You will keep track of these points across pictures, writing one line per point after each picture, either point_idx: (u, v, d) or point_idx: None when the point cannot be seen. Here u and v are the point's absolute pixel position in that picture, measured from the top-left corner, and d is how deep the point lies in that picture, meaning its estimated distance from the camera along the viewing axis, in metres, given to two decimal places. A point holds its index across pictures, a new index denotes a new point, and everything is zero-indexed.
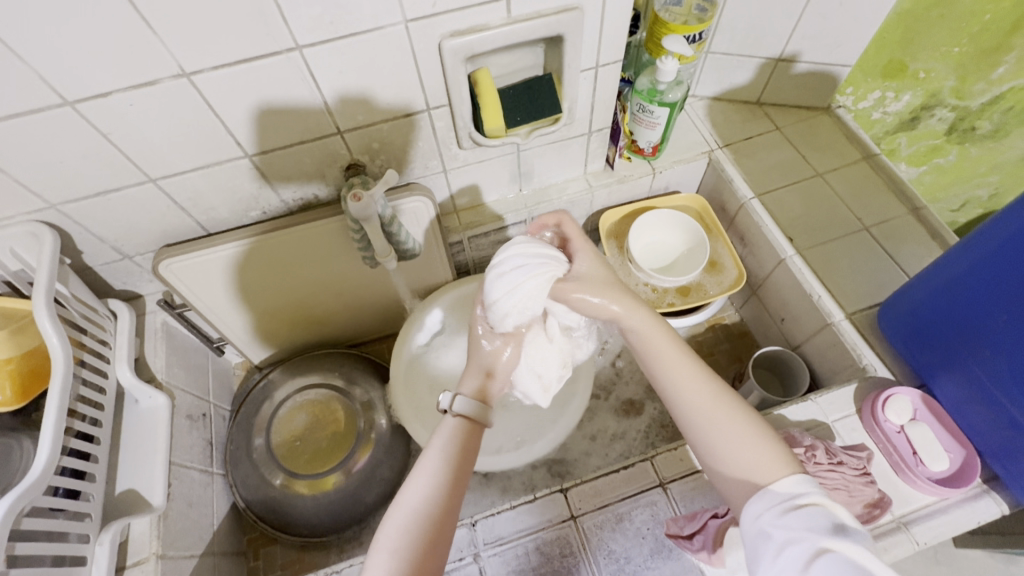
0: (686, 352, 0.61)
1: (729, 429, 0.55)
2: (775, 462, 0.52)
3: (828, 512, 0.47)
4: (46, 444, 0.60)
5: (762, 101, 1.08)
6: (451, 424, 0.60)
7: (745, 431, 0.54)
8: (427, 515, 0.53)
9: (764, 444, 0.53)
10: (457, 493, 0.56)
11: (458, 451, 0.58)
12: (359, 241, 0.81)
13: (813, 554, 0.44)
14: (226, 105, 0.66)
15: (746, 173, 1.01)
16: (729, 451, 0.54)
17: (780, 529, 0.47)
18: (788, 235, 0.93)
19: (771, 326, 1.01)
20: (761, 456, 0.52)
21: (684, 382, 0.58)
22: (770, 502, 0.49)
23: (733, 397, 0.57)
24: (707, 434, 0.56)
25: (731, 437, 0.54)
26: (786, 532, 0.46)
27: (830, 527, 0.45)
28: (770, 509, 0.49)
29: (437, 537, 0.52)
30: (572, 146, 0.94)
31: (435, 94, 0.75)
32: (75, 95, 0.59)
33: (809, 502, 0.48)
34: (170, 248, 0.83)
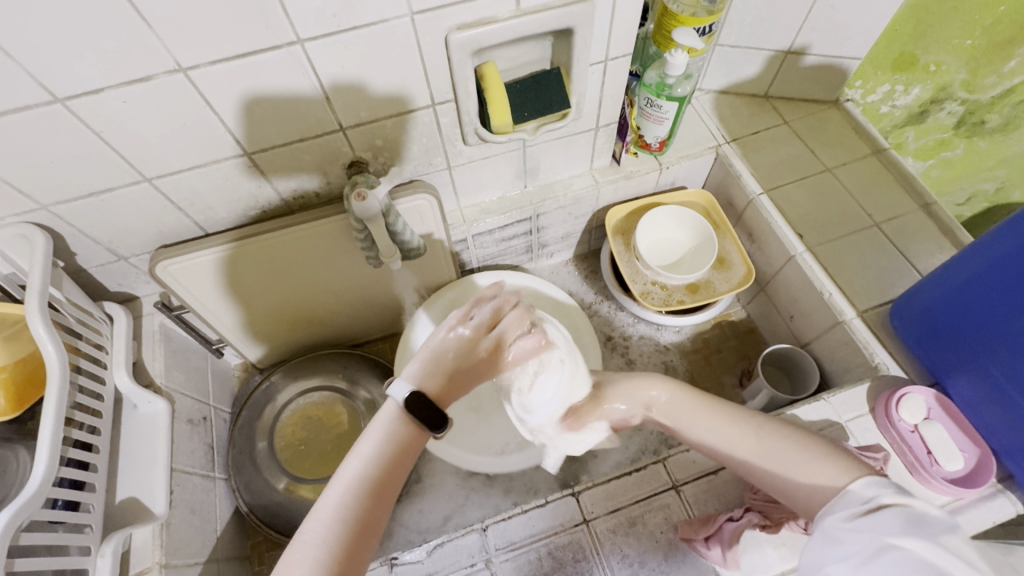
0: (705, 401, 0.67)
1: (777, 454, 0.59)
2: (837, 472, 0.55)
3: (905, 510, 0.47)
4: (43, 455, 0.58)
5: (769, 94, 1.07)
6: (392, 417, 0.58)
7: (798, 452, 0.58)
8: (349, 517, 0.52)
9: (821, 461, 0.56)
10: (383, 500, 0.55)
11: (390, 454, 0.57)
12: (363, 241, 0.79)
13: (880, 548, 0.45)
14: (226, 103, 0.64)
15: (754, 168, 1.00)
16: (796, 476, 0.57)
17: (848, 531, 0.48)
18: (798, 232, 0.92)
19: (780, 324, 1.00)
20: (823, 470, 0.55)
21: (724, 433, 0.63)
22: (843, 507, 0.51)
23: (770, 424, 0.62)
24: (770, 470, 0.59)
25: (784, 459, 0.58)
26: (858, 528, 0.48)
27: (905, 524, 0.46)
28: (850, 508, 0.50)
29: (355, 544, 0.52)
30: (579, 142, 0.92)
31: (440, 89, 0.73)
32: (66, 92, 0.57)
33: (884, 502, 0.49)
34: (166, 248, 0.80)
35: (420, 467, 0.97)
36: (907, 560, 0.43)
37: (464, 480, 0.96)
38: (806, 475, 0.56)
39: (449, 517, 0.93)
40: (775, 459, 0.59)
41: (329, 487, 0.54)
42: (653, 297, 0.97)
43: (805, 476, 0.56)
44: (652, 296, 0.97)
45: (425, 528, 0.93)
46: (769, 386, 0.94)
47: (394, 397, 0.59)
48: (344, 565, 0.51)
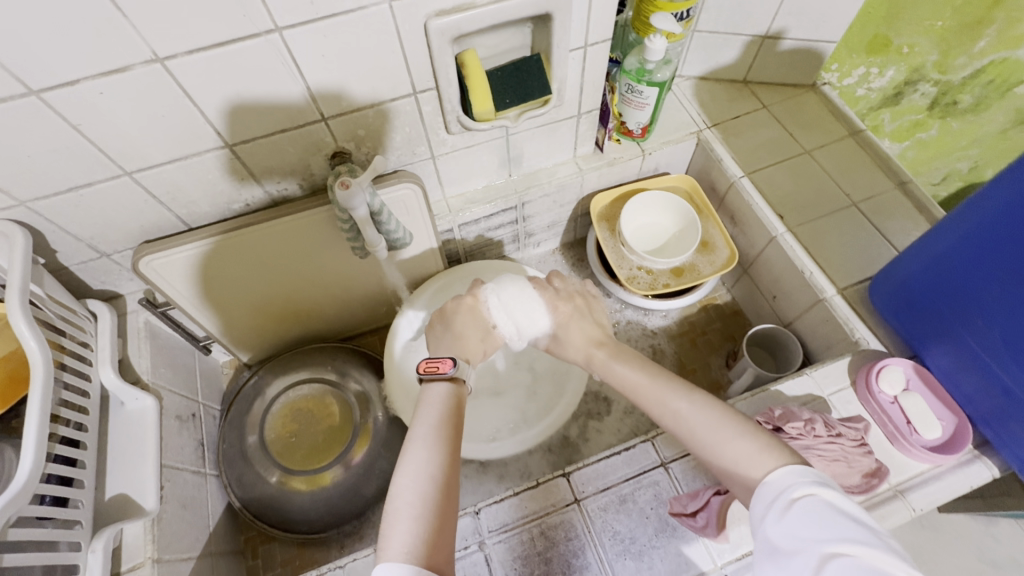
0: (645, 370, 0.63)
1: (702, 424, 0.55)
2: (759, 455, 0.50)
3: (824, 504, 0.44)
4: (29, 451, 0.57)
5: (748, 79, 1.08)
6: (441, 391, 0.59)
7: (725, 424, 0.54)
8: (432, 479, 0.51)
9: (745, 438, 0.52)
10: (456, 460, 0.54)
11: (444, 420, 0.56)
12: (348, 231, 0.79)
13: (821, 559, 0.41)
14: (204, 93, 0.63)
15: (735, 152, 1.01)
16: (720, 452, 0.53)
17: (784, 539, 0.43)
18: (778, 213, 0.93)
19: (763, 305, 1.02)
20: (744, 448, 0.51)
21: (658, 398, 0.59)
22: (763, 500, 0.47)
23: (709, 394, 0.58)
24: (696, 440, 0.55)
25: (713, 432, 0.54)
26: (788, 532, 0.43)
27: (832, 524, 0.42)
28: (769, 507, 0.46)
29: (445, 511, 0.50)
30: (561, 129, 0.93)
31: (421, 77, 0.73)
32: (41, 84, 0.56)
33: (798, 497, 0.45)
34: (149, 244, 0.79)
35: None
36: (854, 567, 0.39)
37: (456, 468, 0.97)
38: (727, 453, 0.52)
39: None
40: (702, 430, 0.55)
41: (401, 463, 0.52)
42: (639, 281, 0.98)
43: (727, 452, 0.52)
44: (638, 280, 0.98)
45: None
46: (754, 365, 0.96)
47: (427, 376, 0.60)
48: (439, 533, 0.48)
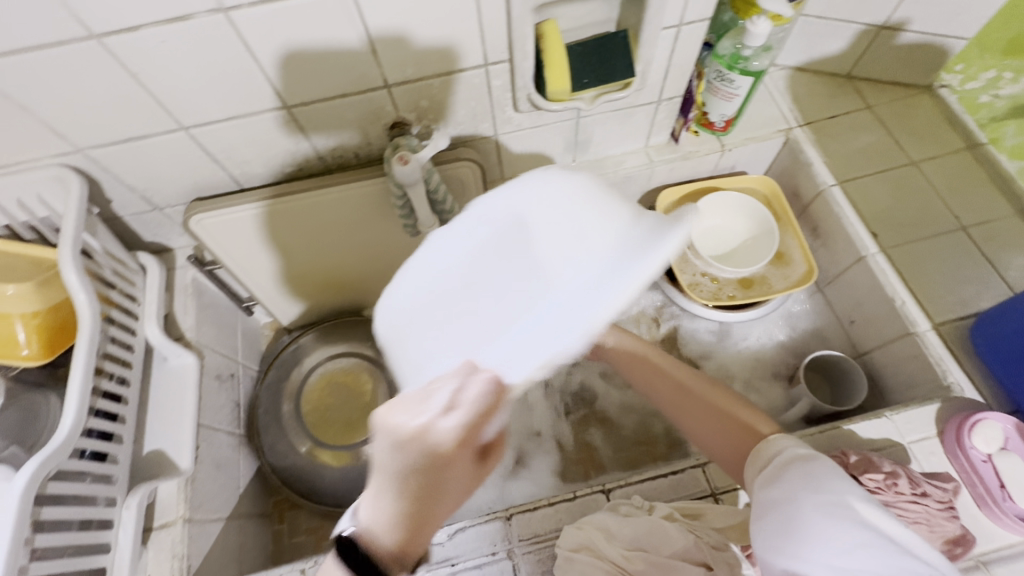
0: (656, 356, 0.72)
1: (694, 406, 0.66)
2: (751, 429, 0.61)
3: (839, 470, 0.52)
4: (71, 408, 0.57)
5: (852, 74, 0.96)
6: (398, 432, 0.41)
7: (725, 409, 0.64)
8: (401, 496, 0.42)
9: (743, 423, 0.62)
10: (427, 527, 0.43)
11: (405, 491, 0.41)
12: (401, 208, 0.73)
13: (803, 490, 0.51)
14: (266, 49, 0.59)
15: (828, 156, 0.91)
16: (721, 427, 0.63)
17: (794, 485, 0.52)
18: (871, 229, 0.84)
19: (837, 329, 0.93)
20: (742, 430, 0.61)
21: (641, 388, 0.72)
22: (767, 459, 0.57)
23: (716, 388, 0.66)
24: (698, 428, 0.65)
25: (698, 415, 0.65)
26: (802, 486, 0.51)
27: (828, 484, 0.51)
28: (788, 459, 0.55)
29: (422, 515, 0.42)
30: (638, 115, 0.85)
31: (496, 47, 0.66)
32: (102, 28, 0.53)
33: (808, 466, 0.53)
34: (202, 202, 0.78)
35: None
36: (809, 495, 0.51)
37: None
38: (730, 432, 0.62)
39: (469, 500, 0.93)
40: (686, 409, 0.66)
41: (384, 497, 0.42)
42: (702, 289, 0.91)
43: (718, 437, 0.63)
44: (701, 288, 0.91)
45: None
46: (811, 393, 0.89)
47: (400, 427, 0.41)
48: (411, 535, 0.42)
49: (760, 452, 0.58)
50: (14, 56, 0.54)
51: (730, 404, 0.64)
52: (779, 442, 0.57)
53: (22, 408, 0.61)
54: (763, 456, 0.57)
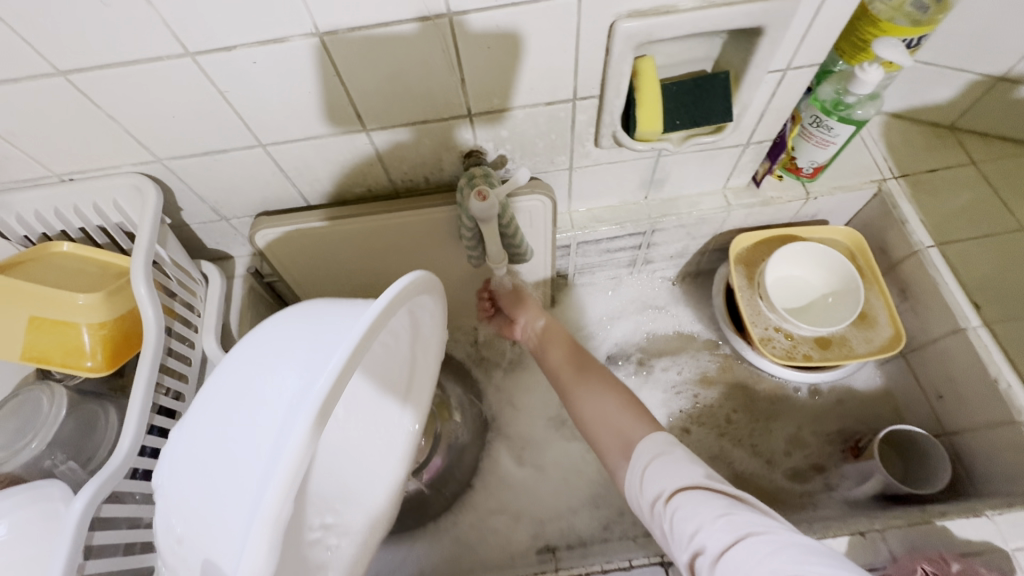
0: (548, 336, 0.81)
1: (582, 378, 0.71)
2: (638, 422, 0.63)
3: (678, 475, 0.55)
4: (129, 430, 0.57)
5: (955, 125, 0.89)
6: None
7: (620, 403, 0.66)
8: None
9: (627, 414, 0.64)
10: None
11: None
12: (469, 240, 0.70)
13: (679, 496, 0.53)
14: (354, 74, 0.57)
15: (925, 213, 0.83)
16: (610, 412, 0.66)
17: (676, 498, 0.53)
18: (972, 300, 0.77)
19: (919, 400, 0.86)
20: (624, 421, 0.64)
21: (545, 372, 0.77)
22: (639, 456, 0.59)
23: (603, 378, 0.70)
24: (584, 409, 0.68)
25: (591, 399, 0.68)
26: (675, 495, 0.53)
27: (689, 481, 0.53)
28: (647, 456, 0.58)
29: None
30: (722, 157, 0.80)
31: (587, 82, 0.63)
32: (198, 46, 0.52)
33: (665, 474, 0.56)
34: (268, 216, 0.77)
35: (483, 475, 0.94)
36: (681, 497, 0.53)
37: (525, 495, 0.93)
38: (618, 421, 0.64)
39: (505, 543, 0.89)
40: (579, 389, 0.71)
41: None
42: (776, 345, 0.85)
43: (598, 417, 0.66)
44: (774, 344, 0.85)
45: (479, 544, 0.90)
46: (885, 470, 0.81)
47: None
48: None
49: (640, 448, 0.59)
50: (111, 69, 0.53)
51: (612, 390, 0.68)
52: (655, 440, 0.59)
53: (81, 417, 0.61)
54: (640, 453, 0.59)
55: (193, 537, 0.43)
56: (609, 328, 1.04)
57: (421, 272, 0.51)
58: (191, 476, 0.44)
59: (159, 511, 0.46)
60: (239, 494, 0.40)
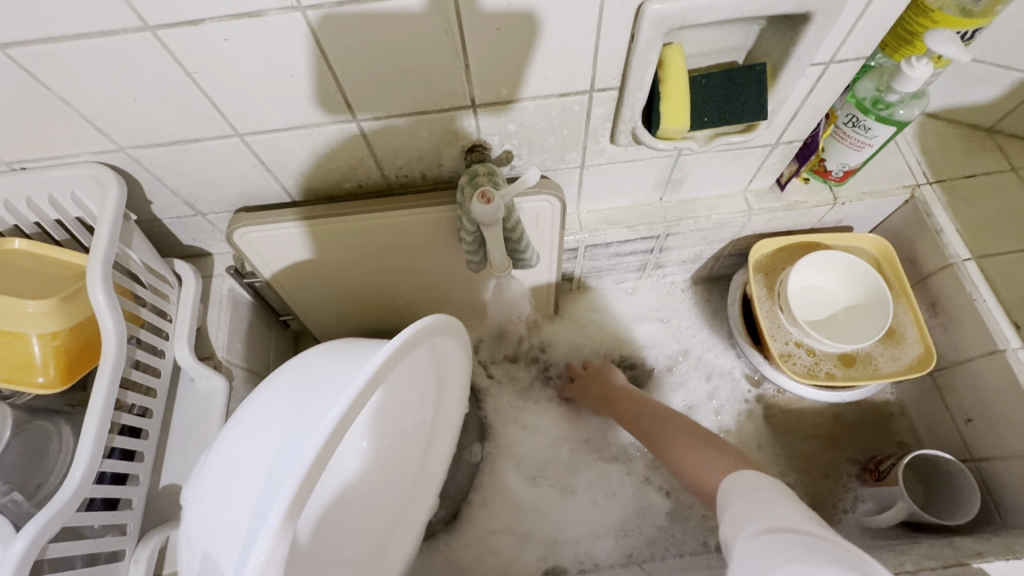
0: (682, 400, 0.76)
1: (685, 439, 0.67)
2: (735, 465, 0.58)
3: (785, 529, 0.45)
4: (82, 460, 0.50)
5: (995, 128, 0.83)
6: None
7: (715, 451, 0.62)
8: None
9: (718, 459, 0.60)
10: None
11: None
12: (470, 245, 0.64)
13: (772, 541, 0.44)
14: (341, 56, 0.50)
15: (962, 223, 0.77)
16: (702, 461, 0.62)
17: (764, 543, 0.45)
18: (1014, 319, 0.71)
19: (944, 421, 0.81)
20: (717, 466, 0.59)
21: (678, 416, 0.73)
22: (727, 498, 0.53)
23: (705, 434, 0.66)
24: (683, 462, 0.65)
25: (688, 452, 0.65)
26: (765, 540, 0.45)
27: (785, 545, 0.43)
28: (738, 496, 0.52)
29: None
30: (746, 157, 0.73)
31: (607, 72, 0.56)
32: (158, 20, 0.45)
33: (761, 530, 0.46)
34: (248, 212, 0.69)
35: (480, 489, 0.89)
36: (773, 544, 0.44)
37: (523, 512, 0.88)
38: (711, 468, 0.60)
39: (502, 563, 0.85)
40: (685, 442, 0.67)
41: None
42: (795, 362, 0.79)
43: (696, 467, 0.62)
44: (794, 360, 0.79)
45: (473, 563, 0.84)
46: (907, 497, 0.76)
47: None
48: None
49: (732, 486, 0.53)
50: (58, 43, 0.46)
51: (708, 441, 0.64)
52: (744, 479, 0.53)
53: (28, 440, 0.57)
54: (730, 493, 0.53)
55: (213, 545, 0.46)
56: (614, 335, 0.98)
57: (434, 316, 0.54)
58: (218, 488, 0.48)
59: (186, 522, 0.50)
60: (247, 516, 0.43)
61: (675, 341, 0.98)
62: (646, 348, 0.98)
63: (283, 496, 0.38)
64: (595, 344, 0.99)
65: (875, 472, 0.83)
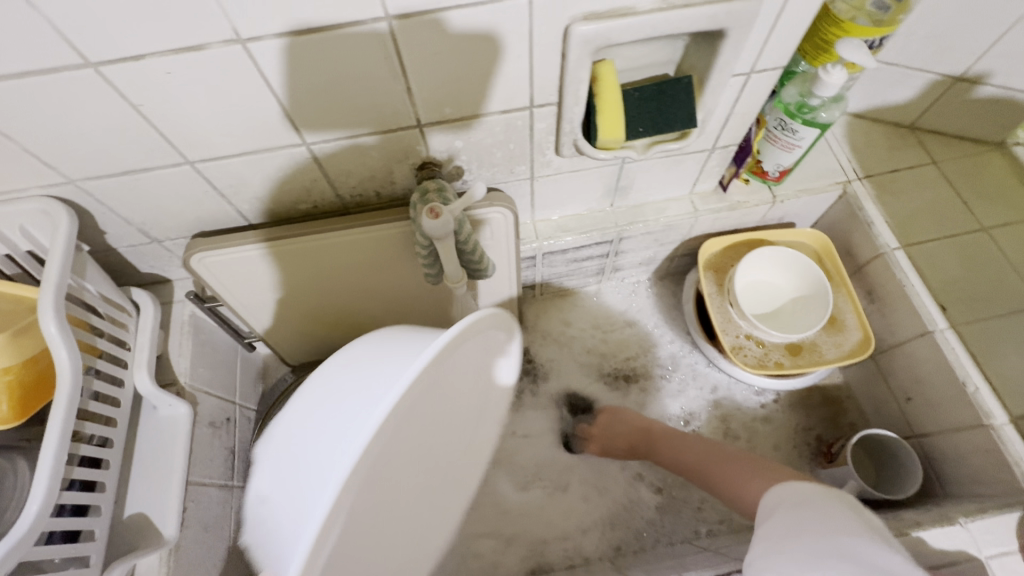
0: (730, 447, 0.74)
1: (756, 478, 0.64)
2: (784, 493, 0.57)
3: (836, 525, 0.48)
4: (37, 497, 0.50)
5: (916, 125, 0.89)
6: None
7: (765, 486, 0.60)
8: None
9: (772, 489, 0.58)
10: None
11: None
12: (425, 258, 0.66)
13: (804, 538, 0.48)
14: (285, 83, 0.52)
15: (890, 215, 0.83)
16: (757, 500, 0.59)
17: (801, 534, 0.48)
18: (939, 302, 0.76)
19: (888, 402, 0.85)
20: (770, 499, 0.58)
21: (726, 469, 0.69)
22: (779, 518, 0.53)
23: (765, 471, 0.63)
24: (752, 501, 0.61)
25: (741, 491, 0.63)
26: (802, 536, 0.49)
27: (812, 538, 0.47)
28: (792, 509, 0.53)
29: None
30: (687, 163, 0.77)
31: (544, 89, 0.59)
32: (99, 56, 0.46)
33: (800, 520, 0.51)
34: (204, 238, 0.70)
35: None
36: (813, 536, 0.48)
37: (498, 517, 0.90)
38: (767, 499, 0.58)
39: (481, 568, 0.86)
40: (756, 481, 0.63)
41: None
42: (746, 354, 0.83)
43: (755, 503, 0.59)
44: (745, 352, 0.83)
45: (450, 571, 0.86)
46: (857, 475, 0.80)
47: None
48: None
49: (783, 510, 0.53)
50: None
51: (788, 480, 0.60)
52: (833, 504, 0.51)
53: None
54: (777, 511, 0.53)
55: (275, 527, 0.47)
56: (579, 339, 1.01)
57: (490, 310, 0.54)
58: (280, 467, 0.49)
59: (258, 485, 0.51)
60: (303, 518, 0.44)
61: (638, 341, 1.01)
62: (610, 349, 1.01)
63: (327, 498, 0.38)
64: (560, 348, 1.01)
65: (829, 454, 0.87)
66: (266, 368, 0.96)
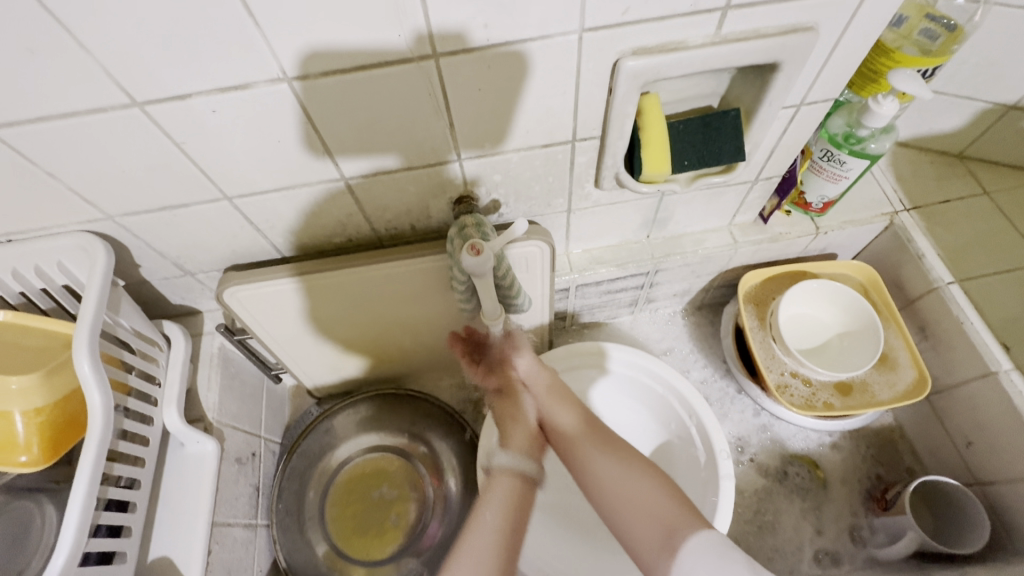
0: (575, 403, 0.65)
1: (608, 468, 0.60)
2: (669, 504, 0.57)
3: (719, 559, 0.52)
4: (62, 551, 0.48)
5: (964, 154, 0.86)
6: None
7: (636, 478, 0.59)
8: None
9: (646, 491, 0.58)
10: None
11: None
12: (462, 293, 0.64)
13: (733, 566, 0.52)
14: (330, 121, 0.51)
15: (942, 247, 0.79)
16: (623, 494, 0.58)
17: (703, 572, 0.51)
18: (1002, 340, 0.72)
19: (945, 444, 0.80)
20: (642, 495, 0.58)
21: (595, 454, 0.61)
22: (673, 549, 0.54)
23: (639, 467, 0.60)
24: (618, 501, 0.58)
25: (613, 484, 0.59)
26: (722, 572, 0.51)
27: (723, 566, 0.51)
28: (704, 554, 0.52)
29: None
30: (727, 195, 0.75)
31: (588, 123, 0.57)
32: (146, 96, 0.45)
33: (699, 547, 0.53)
34: (237, 271, 0.69)
35: None
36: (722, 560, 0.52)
37: None
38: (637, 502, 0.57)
39: None
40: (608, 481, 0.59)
41: None
42: (792, 392, 0.79)
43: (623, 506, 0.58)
44: (791, 391, 0.79)
45: None
46: (917, 525, 0.75)
47: None
48: None
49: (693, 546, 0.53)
50: (45, 123, 0.46)
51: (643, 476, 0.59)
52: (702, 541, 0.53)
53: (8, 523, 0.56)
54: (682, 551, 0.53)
55: None
56: None
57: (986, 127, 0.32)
58: None
59: None
60: None
61: None
62: None
63: None
64: None
65: (884, 501, 0.82)
66: (293, 400, 0.94)
